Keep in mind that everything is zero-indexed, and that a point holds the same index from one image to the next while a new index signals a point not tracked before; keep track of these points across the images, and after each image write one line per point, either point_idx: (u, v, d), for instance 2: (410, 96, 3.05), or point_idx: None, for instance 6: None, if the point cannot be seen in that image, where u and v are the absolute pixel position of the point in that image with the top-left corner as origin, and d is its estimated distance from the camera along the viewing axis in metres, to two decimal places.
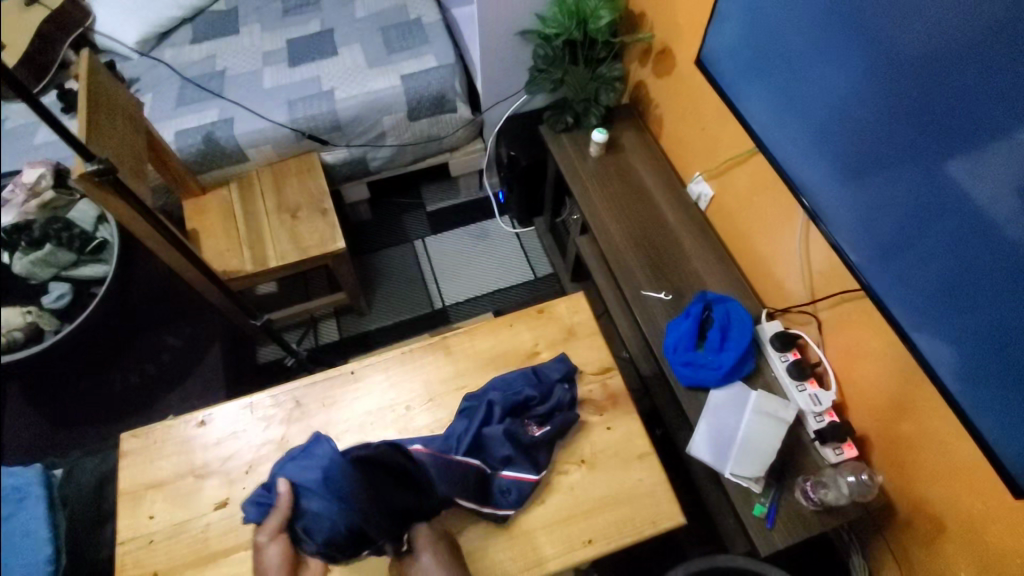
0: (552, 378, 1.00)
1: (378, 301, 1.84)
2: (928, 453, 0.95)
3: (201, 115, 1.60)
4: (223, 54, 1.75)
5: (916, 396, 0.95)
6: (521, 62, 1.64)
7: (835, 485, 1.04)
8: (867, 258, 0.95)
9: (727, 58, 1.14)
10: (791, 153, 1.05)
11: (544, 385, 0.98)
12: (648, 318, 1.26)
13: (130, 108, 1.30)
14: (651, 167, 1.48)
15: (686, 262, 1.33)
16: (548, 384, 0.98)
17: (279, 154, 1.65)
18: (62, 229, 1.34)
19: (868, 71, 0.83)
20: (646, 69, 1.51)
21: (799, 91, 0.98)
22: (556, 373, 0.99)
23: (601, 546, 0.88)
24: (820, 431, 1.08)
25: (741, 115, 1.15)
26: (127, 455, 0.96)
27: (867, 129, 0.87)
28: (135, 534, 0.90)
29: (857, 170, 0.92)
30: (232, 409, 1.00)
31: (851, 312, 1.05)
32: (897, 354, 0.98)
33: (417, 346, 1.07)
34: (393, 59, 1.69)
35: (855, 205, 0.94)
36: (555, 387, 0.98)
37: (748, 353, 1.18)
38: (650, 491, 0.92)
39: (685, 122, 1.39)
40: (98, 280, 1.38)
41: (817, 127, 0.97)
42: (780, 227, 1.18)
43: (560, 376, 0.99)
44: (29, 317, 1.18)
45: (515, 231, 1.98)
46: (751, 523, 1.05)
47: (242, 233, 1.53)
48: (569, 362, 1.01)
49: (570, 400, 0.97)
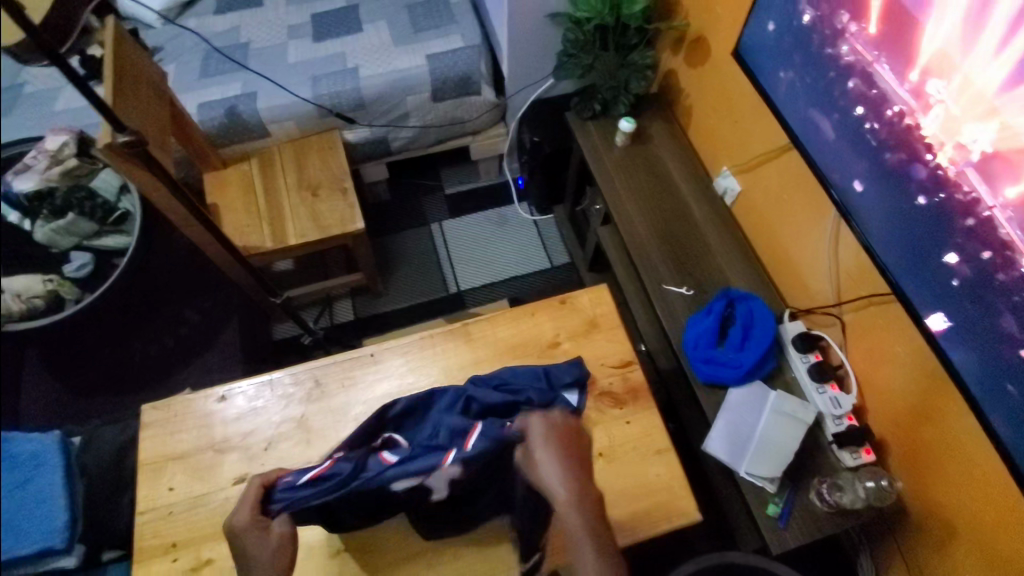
0: (573, 368, 0.99)
1: (394, 283, 1.84)
2: (946, 459, 0.94)
3: (225, 88, 1.59)
4: (247, 25, 1.73)
5: (936, 403, 0.94)
6: (549, 46, 1.61)
7: (850, 488, 1.03)
8: (898, 260, 0.93)
9: (765, 50, 1.10)
10: (827, 153, 1.02)
11: (549, 392, 0.94)
12: (669, 312, 1.25)
13: (154, 78, 1.28)
14: (677, 158, 1.46)
15: (709, 258, 1.31)
16: (555, 390, 0.95)
17: (300, 131, 1.63)
18: (85, 198, 1.36)
19: (912, 69, 0.81)
20: (678, 58, 1.47)
21: (837, 87, 0.96)
22: (567, 378, 0.98)
23: (617, 539, 0.88)
24: (839, 435, 1.07)
25: (776, 109, 1.12)
26: (148, 426, 0.97)
27: (911, 133, 0.84)
28: (154, 504, 0.91)
29: (894, 170, 0.89)
30: (253, 385, 1.01)
31: (876, 315, 1.03)
32: (921, 359, 0.96)
33: (437, 332, 1.06)
34: (418, 38, 1.67)
35: (892, 208, 0.91)
36: (559, 397, 0.95)
37: (770, 353, 1.17)
38: (667, 486, 0.92)
39: (715, 114, 1.37)
40: (119, 252, 1.38)
41: (856, 127, 0.94)
42: (809, 226, 1.15)
43: (571, 380, 0.98)
44: (50, 285, 1.18)
45: (533, 218, 1.96)
46: (764, 523, 1.05)
47: (262, 209, 1.52)
48: (581, 366, 0.99)
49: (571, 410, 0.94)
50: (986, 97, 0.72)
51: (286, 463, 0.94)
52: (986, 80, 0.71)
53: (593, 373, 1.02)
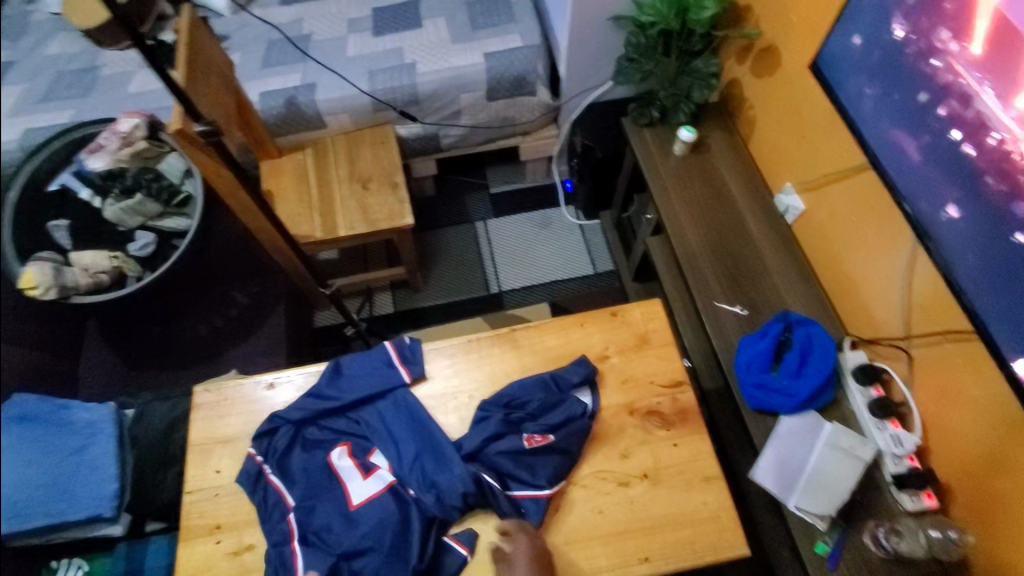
0: (578, 368, 0.98)
1: (435, 279, 1.84)
2: (1022, 516, 0.87)
3: (286, 78, 1.62)
4: (310, 17, 1.76)
5: (1015, 454, 0.87)
6: (609, 50, 1.58)
7: (911, 534, 0.97)
8: (986, 297, 0.86)
9: (849, 64, 1.05)
10: (911, 177, 0.96)
11: (559, 394, 0.95)
12: (721, 332, 1.21)
13: (222, 67, 1.31)
14: (736, 172, 1.40)
15: (765, 277, 1.26)
16: (565, 392, 0.96)
17: (355, 124, 1.65)
18: (152, 179, 1.40)
19: (1020, 94, 0.74)
20: (744, 67, 1.42)
21: (928, 107, 0.90)
22: (574, 378, 0.97)
23: (658, 565, 0.85)
24: (900, 475, 1.01)
25: (854, 126, 1.06)
26: (200, 407, 0.99)
27: (1012, 163, 0.78)
28: (202, 485, 0.93)
29: (987, 200, 0.83)
30: (301, 375, 1.02)
31: (950, 352, 0.97)
32: (1001, 405, 0.89)
33: (483, 336, 1.05)
34: (476, 36, 1.66)
35: (983, 241, 0.85)
36: (569, 398, 0.95)
37: (828, 382, 1.11)
38: (714, 516, 0.88)
39: (782, 127, 1.31)
40: (179, 233, 1.41)
41: (949, 152, 0.88)
42: (879, 252, 1.09)
43: (579, 380, 0.97)
44: (115, 261, 1.30)
45: (578, 223, 1.94)
46: (811, 561, 1.00)
47: (314, 199, 1.55)
48: (588, 365, 0.98)
49: (583, 411, 0.94)
50: None
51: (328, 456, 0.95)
52: None
53: (640, 390, 0.99)
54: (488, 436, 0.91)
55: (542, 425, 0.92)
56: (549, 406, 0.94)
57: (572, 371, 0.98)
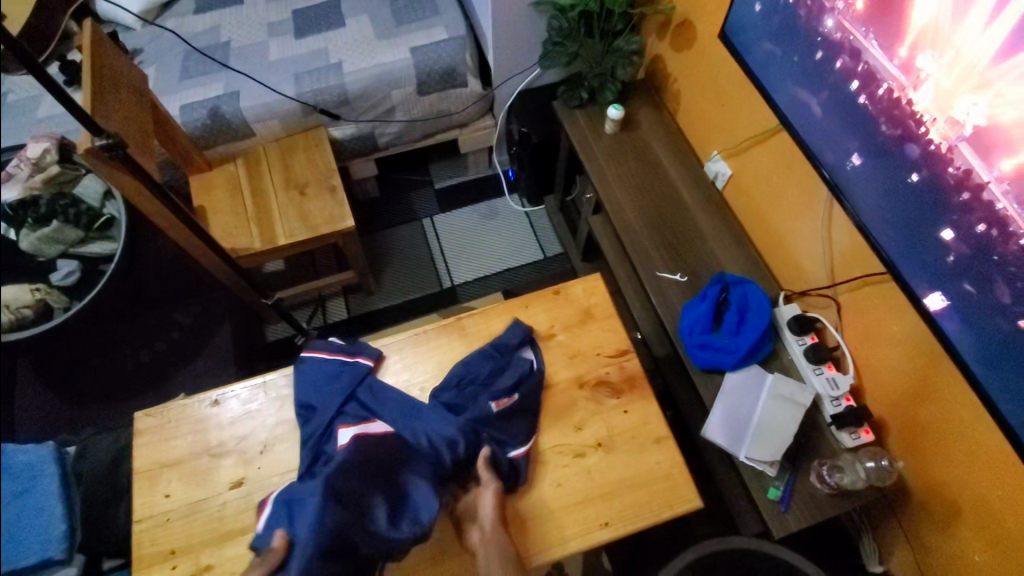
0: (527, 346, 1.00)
1: (387, 280, 1.82)
2: (947, 438, 0.93)
3: (207, 88, 1.56)
4: (227, 24, 1.70)
5: (934, 381, 0.93)
6: (535, 35, 1.59)
7: (852, 469, 1.04)
8: (892, 238, 0.92)
9: (752, 30, 1.09)
10: (817, 133, 1.02)
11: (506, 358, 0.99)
12: (664, 299, 1.25)
13: (134, 81, 1.26)
14: (666, 144, 1.45)
15: (701, 244, 1.31)
16: (509, 356, 1.00)
17: (286, 129, 1.61)
18: (69, 205, 1.32)
19: (903, 43, 0.80)
20: (664, 42, 1.46)
21: (825, 65, 0.95)
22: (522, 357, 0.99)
23: (619, 528, 0.88)
24: (837, 415, 1.07)
25: (764, 90, 1.11)
26: (142, 433, 0.96)
27: (902, 109, 0.83)
28: (151, 512, 0.90)
29: (884, 147, 0.89)
30: (247, 388, 1.00)
31: (871, 294, 1.03)
32: (918, 337, 0.95)
33: (431, 327, 1.06)
34: (401, 31, 1.64)
35: (885, 186, 0.91)
36: (514, 360, 0.99)
37: (766, 336, 1.16)
38: (666, 474, 0.92)
39: (703, 97, 1.35)
40: (106, 257, 1.37)
41: (847, 105, 0.93)
42: (801, 207, 1.14)
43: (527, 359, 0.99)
44: (37, 294, 1.14)
45: (524, 210, 1.95)
46: (765, 506, 1.05)
47: (249, 210, 1.50)
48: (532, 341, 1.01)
49: (530, 368, 0.99)
50: (978, 69, 0.71)
51: (282, 465, 0.94)
52: (977, 52, 0.71)
53: (589, 364, 1.01)
54: (445, 410, 0.93)
55: (499, 390, 0.94)
56: (498, 372, 0.98)
57: (511, 335, 1.01)
